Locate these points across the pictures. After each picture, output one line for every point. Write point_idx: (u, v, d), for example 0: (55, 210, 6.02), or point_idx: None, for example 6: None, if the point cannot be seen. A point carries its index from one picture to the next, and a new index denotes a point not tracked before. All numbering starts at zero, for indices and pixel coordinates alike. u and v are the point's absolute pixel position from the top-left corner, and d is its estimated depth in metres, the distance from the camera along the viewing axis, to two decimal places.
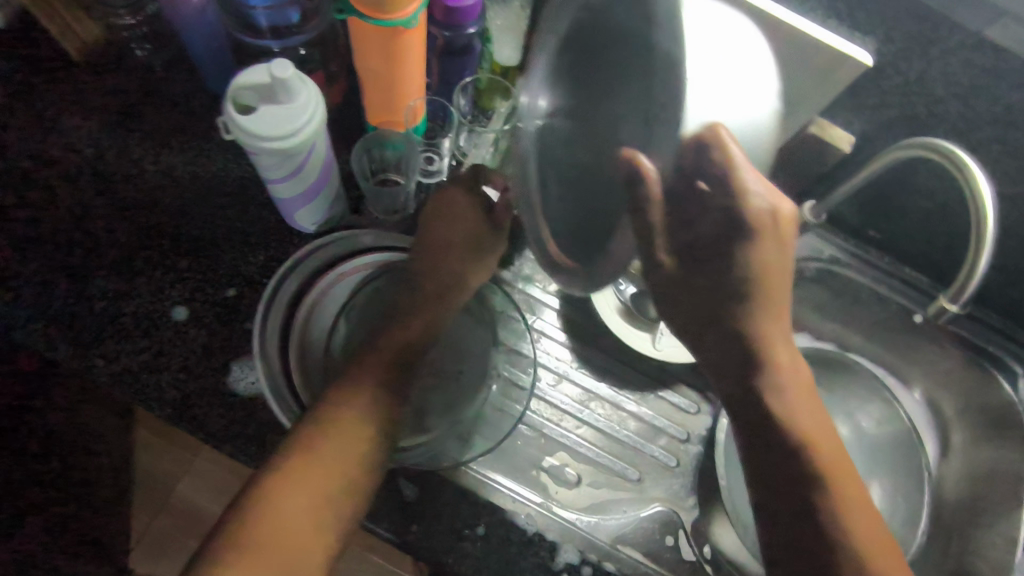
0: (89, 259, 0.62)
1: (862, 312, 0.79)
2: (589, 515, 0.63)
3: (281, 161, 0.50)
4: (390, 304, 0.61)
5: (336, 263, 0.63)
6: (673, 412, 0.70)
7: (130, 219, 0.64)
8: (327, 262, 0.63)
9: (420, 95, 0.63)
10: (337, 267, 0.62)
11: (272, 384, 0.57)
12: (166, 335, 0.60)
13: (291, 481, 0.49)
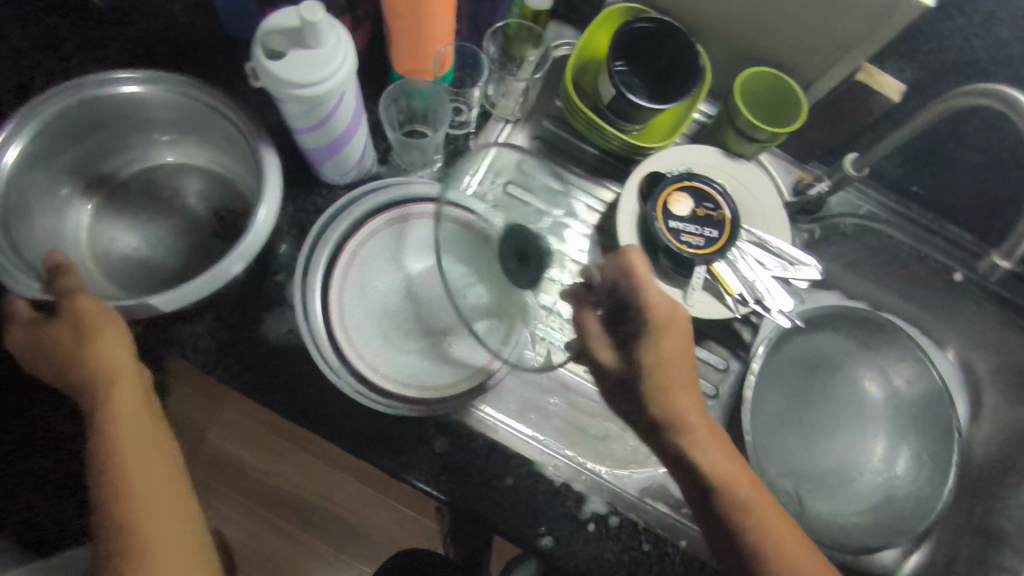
0: (98, 235, 0.64)
1: (897, 268, 0.78)
2: (619, 468, 0.64)
3: (312, 110, 0.49)
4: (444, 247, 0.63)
5: (382, 209, 0.64)
6: (702, 369, 0.68)
7: (149, 205, 0.66)
8: (357, 221, 0.63)
9: (447, 42, 0.61)
10: (383, 212, 0.64)
11: (309, 323, 0.60)
12: (152, 341, 0.59)
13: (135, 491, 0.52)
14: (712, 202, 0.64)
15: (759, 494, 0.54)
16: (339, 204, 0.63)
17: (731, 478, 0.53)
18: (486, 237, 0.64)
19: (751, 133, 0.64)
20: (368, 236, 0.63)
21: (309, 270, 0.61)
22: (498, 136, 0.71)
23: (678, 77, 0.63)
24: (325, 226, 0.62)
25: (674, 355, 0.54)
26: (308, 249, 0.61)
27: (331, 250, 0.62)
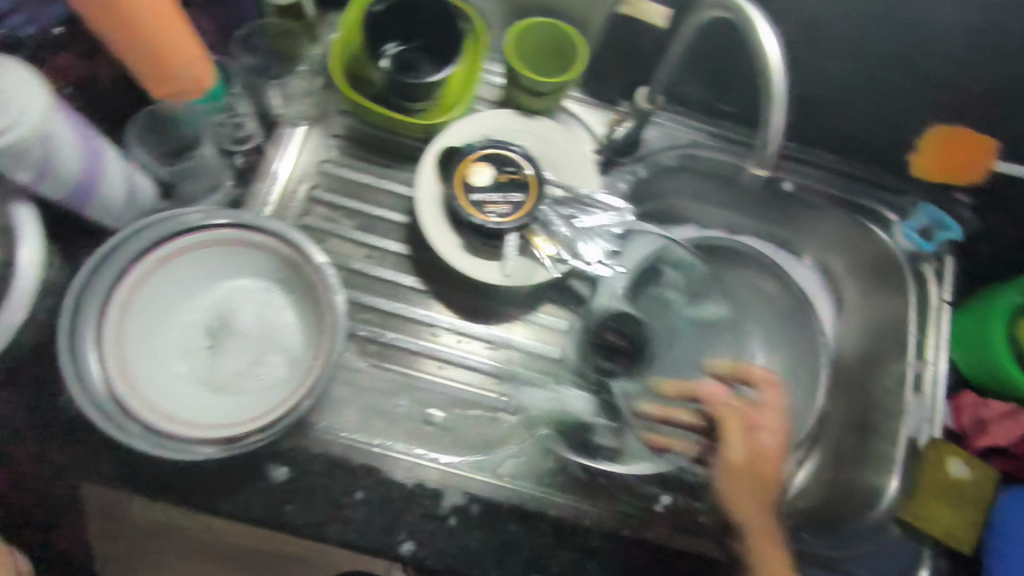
0: None
1: (736, 190, 0.77)
2: (476, 452, 0.62)
3: (21, 160, 0.45)
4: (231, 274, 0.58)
5: (157, 244, 0.54)
6: (544, 334, 0.68)
7: None
8: (136, 252, 0.53)
9: (194, 58, 0.56)
10: (160, 247, 0.54)
11: (84, 390, 0.49)
12: None
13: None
14: (512, 166, 0.62)
15: (763, 532, 0.53)
16: (96, 254, 0.52)
17: (749, 516, 0.52)
18: (288, 257, 0.57)
19: (537, 88, 0.61)
20: (143, 280, 0.54)
21: (68, 331, 0.50)
22: (291, 140, 0.66)
23: (450, 42, 0.60)
24: (85, 278, 0.51)
25: (730, 421, 0.54)
26: (69, 306, 0.50)
27: (99, 302, 0.51)
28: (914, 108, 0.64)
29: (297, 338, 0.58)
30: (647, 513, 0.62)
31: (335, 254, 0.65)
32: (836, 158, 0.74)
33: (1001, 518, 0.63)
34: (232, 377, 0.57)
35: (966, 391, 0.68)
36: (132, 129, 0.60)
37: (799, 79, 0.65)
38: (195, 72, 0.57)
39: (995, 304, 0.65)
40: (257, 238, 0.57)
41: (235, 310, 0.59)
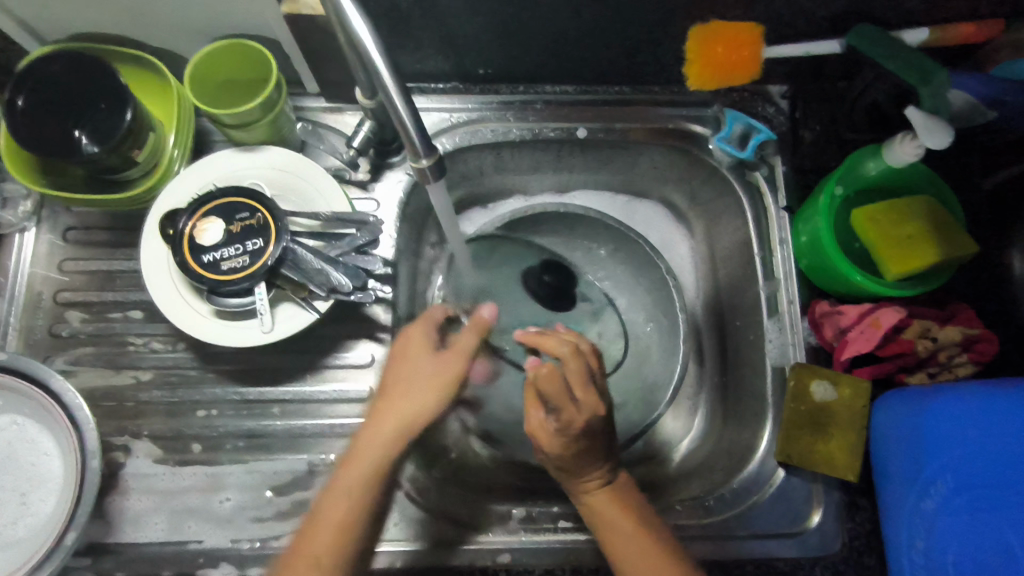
0: None
1: (534, 153, 0.69)
2: (297, 525, 0.56)
3: None
4: None
5: None
6: (354, 374, 0.60)
7: None
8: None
9: None
10: None
11: None
12: None
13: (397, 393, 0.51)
14: (241, 210, 0.55)
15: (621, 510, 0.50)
16: None
17: (624, 537, 0.48)
18: (8, 383, 0.51)
19: (245, 119, 0.55)
20: None
21: None
22: (20, 249, 0.61)
23: (120, 86, 0.52)
24: None
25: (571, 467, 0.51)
26: None
27: None
28: (662, 18, 0.56)
29: (59, 467, 0.53)
30: (500, 535, 0.57)
31: (102, 356, 0.60)
32: (623, 91, 0.67)
33: (877, 432, 0.56)
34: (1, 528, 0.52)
35: (819, 303, 0.61)
36: None
37: (526, 20, 0.57)
38: None
39: (817, 200, 0.58)
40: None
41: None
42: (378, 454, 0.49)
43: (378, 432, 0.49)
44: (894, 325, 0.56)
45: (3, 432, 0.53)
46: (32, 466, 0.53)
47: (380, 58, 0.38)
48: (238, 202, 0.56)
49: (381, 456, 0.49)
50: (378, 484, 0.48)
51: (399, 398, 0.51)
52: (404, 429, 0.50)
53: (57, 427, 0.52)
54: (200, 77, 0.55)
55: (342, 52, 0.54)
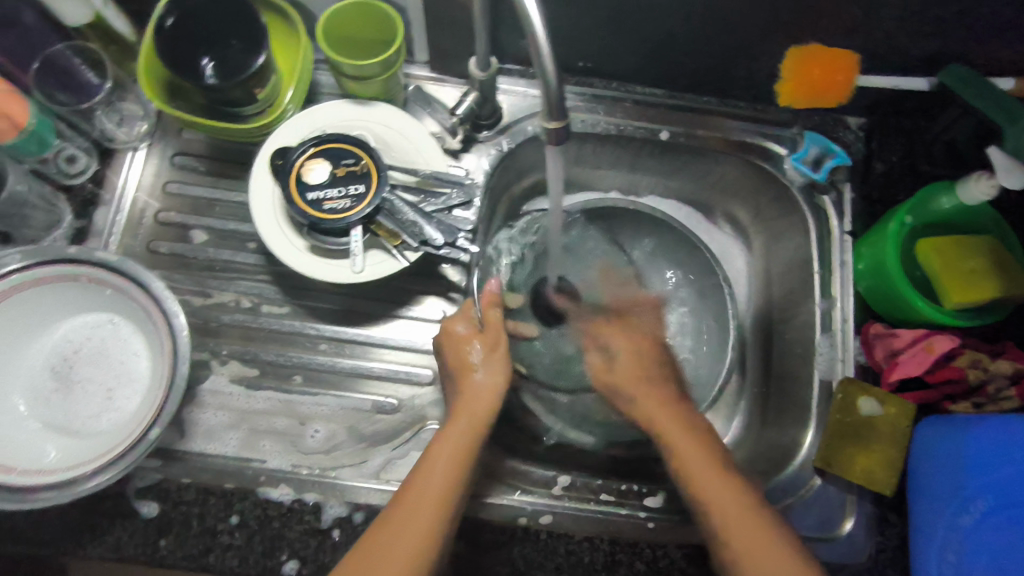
0: None
1: (614, 148, 0.72)
2: (356, 460, 0.59)
3: None
4: (68, 303, 0.56)
5: None
6: (422, 327, 0.64)
7: None
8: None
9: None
10: None
11: None
12: None
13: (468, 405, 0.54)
14: (348, 157, 0.59)
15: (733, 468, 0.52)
16: None
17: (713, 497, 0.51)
18: (115, 285, 0.54)
19: (366, 73, 0.59)
20: None
21: None
22: (130, 165, 0.65)
23: (260, 29, 0.57)
24: None
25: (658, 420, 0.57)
26: None
27: None
28: (762, 36, 0.60)
29: (146, 367, 0.56)
30: (544, 497, 0.59)
31: (192, 276, 0.63)
32: (709, 101, 0.70)
33: (918, 452, 0.59)
34: (86, 418, 0.55)
35: (873, 324, 0.64)
36: None
37: (636, 24, 0.61)
38: (8, 121, 0.57)
39: (886, 227, 0.62)
40: (82, 276, 0.54)
41: (84, 347, 0.57)
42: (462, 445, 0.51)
43: (457, 436, 0.52)
44: (946, 352, 0.59)
45: (97, 331, 0.57)
46: (121, 365, 0.56)
47: (542, 30, 0.40)
48: (344, 148, 0.59)
49: (454, 468, 0.50)
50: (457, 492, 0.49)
51: (473, 403, 0.54)
52: (476, 426, 0.53)
53: (150, 331, 0.56)
54: (334, 29, 0.59)
55: (467, 25, 0.58)
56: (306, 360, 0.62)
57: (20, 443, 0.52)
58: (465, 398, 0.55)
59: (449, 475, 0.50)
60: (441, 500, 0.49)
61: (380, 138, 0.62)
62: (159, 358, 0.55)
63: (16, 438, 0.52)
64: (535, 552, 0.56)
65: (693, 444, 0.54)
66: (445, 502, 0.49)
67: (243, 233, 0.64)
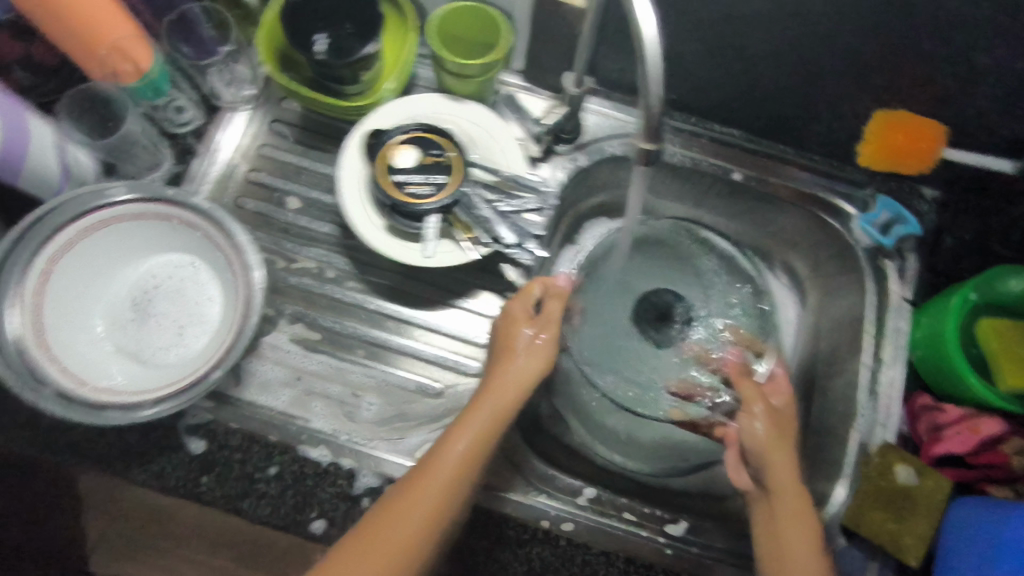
0: None
1: (686, 182, 0.74)
2: (395, 436, 0.61)
3: None
4: (159, 240, 0.60)
5: (80, 217, 0.55)
6: (477, 320, 0.66)
7: None
8: (49, 233, 0.54)
9: (114, 49, 0.58)
10: (80, 221, 0.55)
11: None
12: None
13: (500, 390, 0.55)
14: (436, 148, 0.62)
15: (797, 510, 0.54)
16: (22, 226, 0.54)
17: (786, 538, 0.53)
18: (206, 230, 0.58)
19: (467, 71, 0.62)
20: (68, 250, 0.55)
21: None
22: (230, 123, 0.68)
23: (376, 18, 0.61)
24: (15, 247, 0.53)
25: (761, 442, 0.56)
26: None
27: (21, 274, 0.53)
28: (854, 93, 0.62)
29: (217, 312, 0.59)
30: (568, 505, 0.60)
31: (270, 235, 0.66)
32: (788, 150, 0.72)
33: (951, 530, 0.58)
34: (155, 350, 0.58)
35: (920, 396, 0.64)
36: (63, 108, 0.61)
37: (733, 64, 0.63)
38: (131, 64, 0.60)
39: (948, 301, 0.61)
40: (178, 218, 0.58)
41: (165, 284, 0.60)
42: (483, 429, 0.54)
43: (484, 420, 0.54)
44: (991, 434, 0.59)
45: (179, 272, 0.60)
46: (196, 305, 0.60)
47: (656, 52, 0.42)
48: (433, 140, 0.62)
49: (476, 450, 0.53)
50: (473, 472, 0.52)
51: (508, 388, 0.56)
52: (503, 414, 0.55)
53: (228, 279, 0.59)
54: (446, 27, 0.62)
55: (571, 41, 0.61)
56: (362, 333, 0.65)
57: (95, 362, 0.55)
58: (501, 378, 0.56)
59: (466, 457, 0.52)
60: (456, 475, 0.52)
61: (468, 135, 0.65)
62: (232, 304, 0.59)
63: (92, 355, 0.55)
64: (552, 556, 0.57)
65: (789, 471, 0.55)
66: (460, 480, 0.52)
67: (325, 203, 0.67)
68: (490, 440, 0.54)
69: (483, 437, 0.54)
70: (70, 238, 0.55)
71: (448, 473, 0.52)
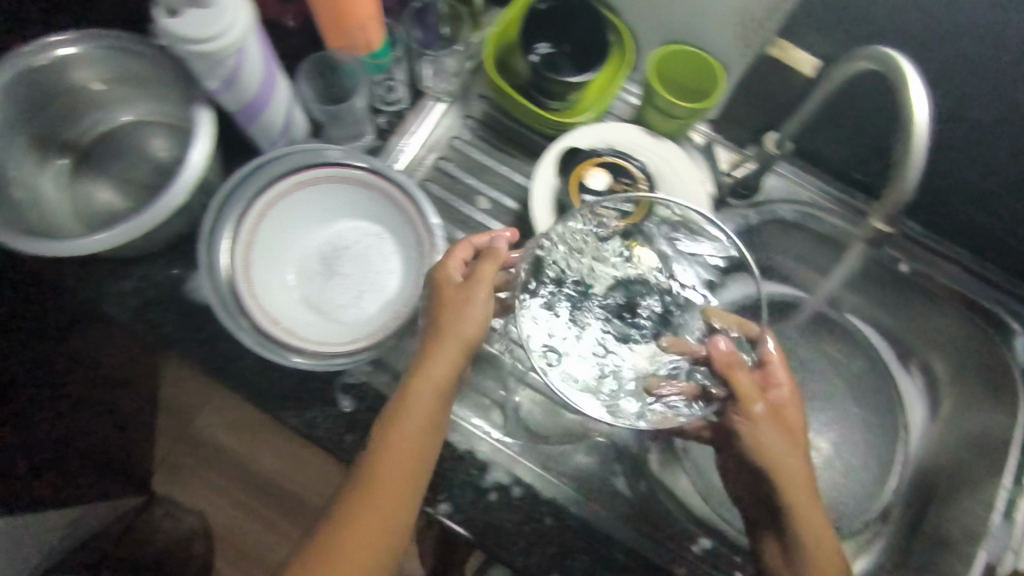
0: (56, 192, 0.64)
1: None
2: (532, 443, 0.63)
3: (214, 67, 0.52)
4: (357, 205, 0.63)
5: (296, 170, 0.60)
6: None
7: (119, 160, 0.67)
8: (265, 182, 0.60)
9: (371, 22, 0.61)
10: (296, 174, 0.60)
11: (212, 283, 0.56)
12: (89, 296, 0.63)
13: (440, 359, 0.51)
14: (627, 175, 0.64)
15: (819, 527, 0.51)
16: (247, 170, 0.59)
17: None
18: (402, 207, 0.61)
19: (671, 111, 0.63)
20: (279, 198, 0.60)
21: (211, 247, 0.57)
22: (429, 113, 0.71)
23: (599, 48, 0.63)
24: (237, 189, 0.59)
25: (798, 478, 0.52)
26: (218, 209, 0.58)
27: (238, 214, 0.59)
28: None
29: (394, 286, 0.62)
30: (679, 549, 0.61)
31: (445, 222, 0.69)
32: (966, 254, 0.72)
33: None
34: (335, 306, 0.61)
35: None
36: (305, 67, 0.65)
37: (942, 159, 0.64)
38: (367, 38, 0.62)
39: None
40: (380, 189, 0.62)
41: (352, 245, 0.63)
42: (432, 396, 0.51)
43: (430, 391, 0.51)
44: None
45: (366, 237, 0.63)
46: (377, 274, 0.63)
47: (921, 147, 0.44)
48: (626, 167, 0.64)
49: (424, 415, 0.51)
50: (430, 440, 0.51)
51: (456, 351, 0.52)
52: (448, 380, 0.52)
53: (412, 256, 0.62)
54: (665, 66, 0.64)
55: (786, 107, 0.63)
56: None
57: (285, 305, 0.59)
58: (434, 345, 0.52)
59: (420, 425, 0.51)
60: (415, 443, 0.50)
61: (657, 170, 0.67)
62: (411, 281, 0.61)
63: (284, 299, 0.60)
64: None
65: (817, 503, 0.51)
66: (419, 449, 0.50)
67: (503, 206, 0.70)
68: (444, 406, 0.52)
69: (439, 403, 0.52)
70: (280, 188, 0.60)
71: (407, 441, 0.50)
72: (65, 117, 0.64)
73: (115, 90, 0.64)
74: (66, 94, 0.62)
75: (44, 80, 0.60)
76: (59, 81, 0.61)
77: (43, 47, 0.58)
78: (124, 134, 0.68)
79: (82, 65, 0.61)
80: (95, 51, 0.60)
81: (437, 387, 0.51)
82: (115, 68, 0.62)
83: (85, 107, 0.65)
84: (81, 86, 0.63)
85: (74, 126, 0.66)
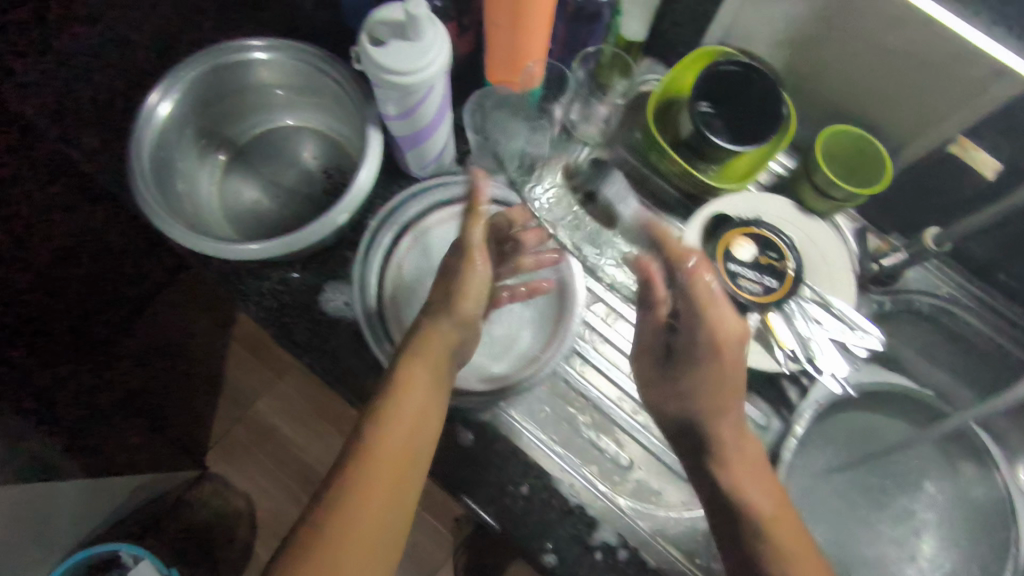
0: (210, 185, 0.66)
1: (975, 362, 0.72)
2: (639, 502, 0.62)
3: (402, 98, 0.52)
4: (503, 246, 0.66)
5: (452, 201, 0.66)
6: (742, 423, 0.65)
7: (271, 161, 0.68)
8: (422, 208, 0.66)
9: (540, 58, 0.62)
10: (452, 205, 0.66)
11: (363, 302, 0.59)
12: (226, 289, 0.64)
13: (425, 347, 0.54)
14: (775, 251, 0.62)
15: (776, 514, 0.52)
16: (412, 192, 0.66)
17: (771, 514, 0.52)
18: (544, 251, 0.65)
19: (829, 190, 0.62)
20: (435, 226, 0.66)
21: (365, 262, 0.63)
22: (574, 157, 0.68)
23: (769, 122, 0.60)
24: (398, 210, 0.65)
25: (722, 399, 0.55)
26: (374, 228, 0.64)
27: (395, 233, 0.64)
28: None
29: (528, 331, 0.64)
30: None
31: None
32: None
33: None
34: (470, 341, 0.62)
35: None
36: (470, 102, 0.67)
37: None
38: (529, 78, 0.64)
39: None
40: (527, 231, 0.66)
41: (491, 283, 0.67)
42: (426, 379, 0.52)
43: (422, 372, 0.52)
44: None
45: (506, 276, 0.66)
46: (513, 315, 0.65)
47: None
48: (774, 243, 0.62)
49: (420, 397, 0.51)
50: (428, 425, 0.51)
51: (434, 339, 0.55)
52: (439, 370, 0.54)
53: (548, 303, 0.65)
54: (831, 144, 0.63)
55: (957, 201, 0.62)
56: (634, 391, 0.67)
57: None
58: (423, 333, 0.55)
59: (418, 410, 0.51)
60: (415, 424, 0.50)
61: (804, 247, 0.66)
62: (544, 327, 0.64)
63: None
64: None
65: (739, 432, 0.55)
66: (417, 431, 0.50)
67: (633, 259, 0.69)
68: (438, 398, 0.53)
69: (432, 390, 0.53)
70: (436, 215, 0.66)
71: (404, 424, 0.50)
72: (233, 114, 0.66)
73: (287, 95, 0.66)
74: (241, 92, 0.64)
75: (227, 80, 0.62)
76: (240, 80, 0.63)
77: (235, 48, 0.60)
78: (281, 136, 0.69)
79: (264, 68, 0.62)
80: (282, 58, 0.62)
81: (432, 381, 0.53)
82: (295, 77, 0.63)
83: (252, 107, 0.67)
84: (257, 88, 0.65)
85: (239, 124, 0.67)
